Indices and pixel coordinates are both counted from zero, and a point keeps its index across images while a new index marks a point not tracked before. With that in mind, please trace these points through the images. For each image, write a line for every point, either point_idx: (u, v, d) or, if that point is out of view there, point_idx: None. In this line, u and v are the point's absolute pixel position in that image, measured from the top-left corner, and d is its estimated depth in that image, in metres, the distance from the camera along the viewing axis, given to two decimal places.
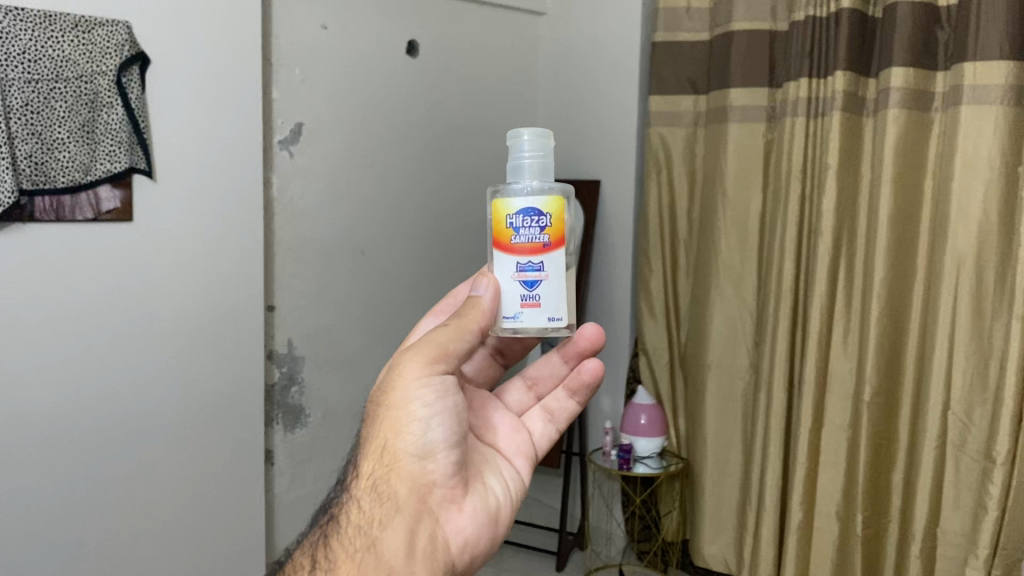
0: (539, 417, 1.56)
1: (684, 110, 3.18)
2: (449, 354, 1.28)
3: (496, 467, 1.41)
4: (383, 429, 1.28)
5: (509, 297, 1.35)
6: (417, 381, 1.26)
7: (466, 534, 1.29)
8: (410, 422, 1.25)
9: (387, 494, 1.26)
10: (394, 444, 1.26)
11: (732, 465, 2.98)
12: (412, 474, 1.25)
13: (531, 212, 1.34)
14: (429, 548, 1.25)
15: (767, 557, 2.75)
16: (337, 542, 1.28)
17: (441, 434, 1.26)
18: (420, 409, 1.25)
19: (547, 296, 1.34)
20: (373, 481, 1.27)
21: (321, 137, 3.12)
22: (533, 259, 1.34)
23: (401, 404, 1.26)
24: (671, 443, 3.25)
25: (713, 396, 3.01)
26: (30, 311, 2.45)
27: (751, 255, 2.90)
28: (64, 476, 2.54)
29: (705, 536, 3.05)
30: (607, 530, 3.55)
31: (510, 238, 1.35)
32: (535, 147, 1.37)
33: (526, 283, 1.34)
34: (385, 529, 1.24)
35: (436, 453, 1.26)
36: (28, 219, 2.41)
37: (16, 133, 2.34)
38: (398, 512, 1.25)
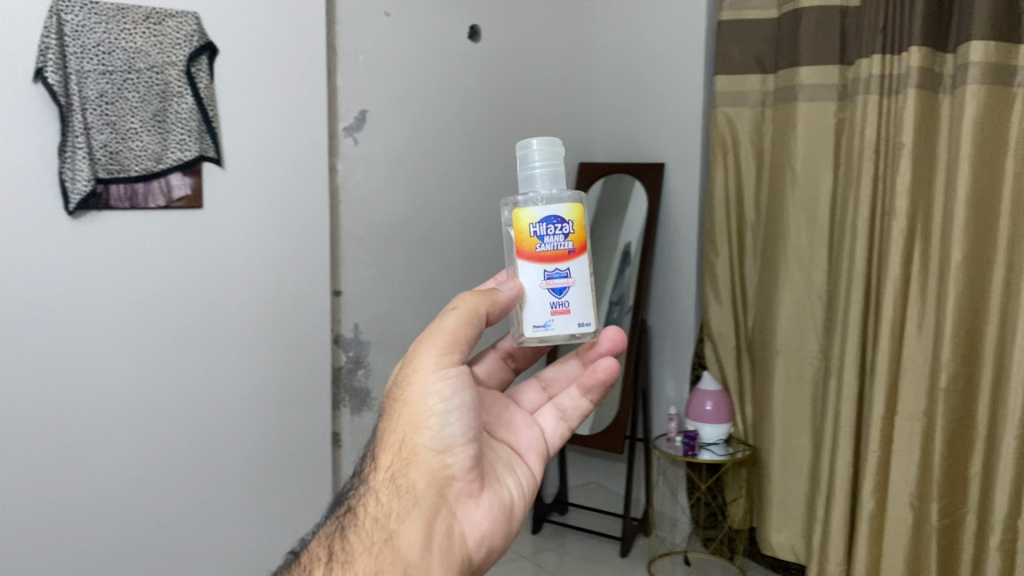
0: (553, 416, 1.58)
1: (751, 89, 3.10)
2: (463, 348, 1.32)
3: (510, 465, 1.43)
4: (401, 424, 1.30)
5: (538, 305, 1.39)
6: (433, 376, 1.29)
7: (483, 529, 1.30)
8: (429, 416, 1.27)
9: (406, 487, 1.27)
10: (414, 438, 1.28)
11: (801, 452, 2.92)
12: (431, 467, 1.27)
13: (553, 220, 1.38)
14: (447, 541, 1.25)
15: (837, 547, 2.68)
16: (354, 534, 1.27)
17: (459, 428, 1.28)
18: (438, 404, 1.28)
19: (577, 302, 1.40)
20: (390, 475, 1.29)
21: (384, 123, 3.14)
22: (561, 267, 1.39)
23: (419, 400, 1.28)
24: (737, 430, 3.20)
25: (782, 383, 2.95)
26: (105, 296, 2.52)
27: (821, 238, 2.83)
28: (138, 455, 2.62)
29: (772, 525, 3.00)
30: (671, 516, 3.53)
31: (535, 247, 1.38)
32: (546, 157, 1.41)
33: (556, 291, 1.39)
34: (404, 522, 1.24)
35: (455, 448, 1.28)
36: (104, 207, 2.48)
37: (91, 123, 2.40)
38: (417, 505, 1.25)
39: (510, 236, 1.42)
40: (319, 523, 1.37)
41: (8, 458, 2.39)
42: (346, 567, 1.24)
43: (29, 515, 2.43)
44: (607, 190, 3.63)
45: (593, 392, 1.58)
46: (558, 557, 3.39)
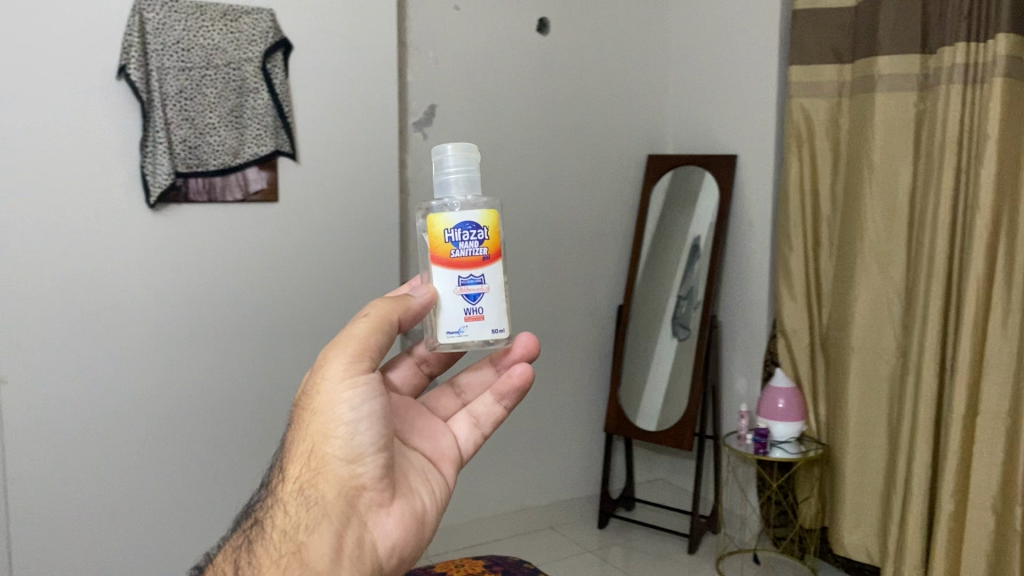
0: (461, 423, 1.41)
1: (827, 80, 3.02)
2: (373, 353, 1.21)
3: (426, 477, 1.28)
4: (309, 433, 1.19)
5: (451, 311, 1.27)
6: (343, 382, 1.18)
7: (395, 543, 1.16)
8: (337, 422, 1.16)
9: (314, 499, 1.14)
10: (322, 446, 1.16)
11: (877, 452, 2.84)
12: (340, 477, 1.15)
13: (469, 226, 1.26)
14: (355, 556, 1.12)
15: (914, 550, 2.61)
16: (261, 549, 1.15)
17: (368, 435, 1.17)
18: (349, 410, 1.17)
19: (492, 311, 1.28)
20: (297, 486, 1.17)
21: (454, 117, 3.16)
22: (475, 273, 1.27)
23: (327, 406, 1.17)
24: (810, 427, 3.13)
25: (856, 380, 2.88)
26: (184, 287, 2.61)
27: (900, 231, 2.74)
28: (214, 442, 2.71)
29: (845, 525, 2.93)
30: (741, 514, 3.47)
31: (449, 253, 1.26)
32: (461, 161, 1.27)
33: (470, 297, 1.27)
34: (313, 533, 1.12)
35: (365, 456, 1.16)
36: (184, 200, 2.56)
37: (171, 119, 2.47)
38: (325, 517, 1.13)
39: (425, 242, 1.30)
40: (220, 543, 1.24)
41: (88, 441, 2.51)
42: None
43: (106, 497, 2.55)
44: (677, 184, 3.59)
45: (506, 396, 1.41)
46: (625, 553, 3.37)
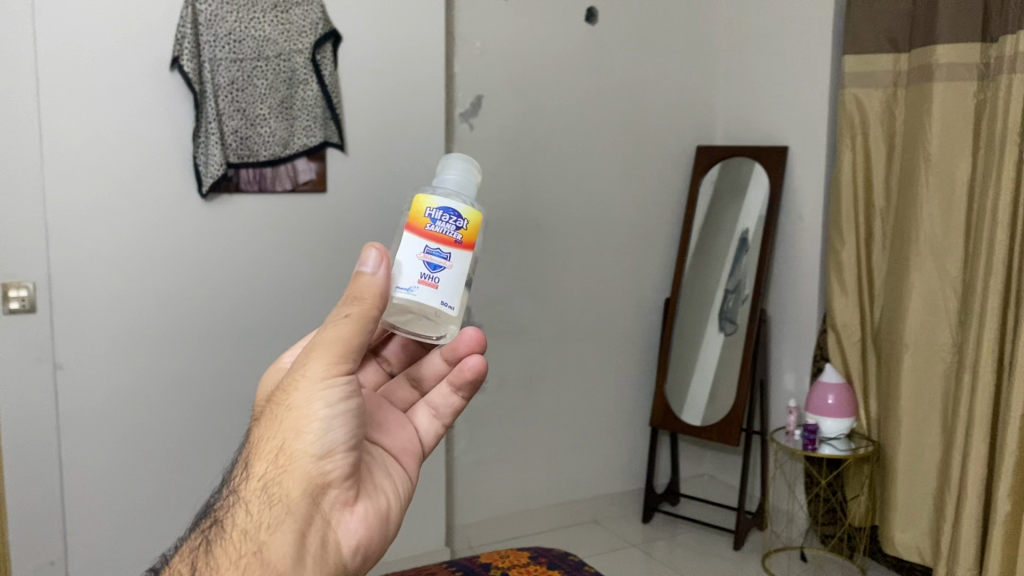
0: (419, 414, 1.28)
1: (882, 70, 2.95)
2: (358, 352, 1.03)
3: (390, 470, 1.14)
4: (274, 425, 1.01)
5: (406, 273, 1.11)
6: (320, 376, 1.01)
7: (362, 546, 1.02)
8: (308, 418, 0.99)
9: (277, 498, 0.97)
10: (289, 442, 0.99)
11: (929, 450, 2.79)
12: (306, 476, 0.97)
13: (452, 210, 1.13)
14: (318, 558, 0.98)
15: (967, 550, 2.55)
16: (214, 549, 0.97)
17: (341, 429, 1.00)
18: (323, 405, 1.00)
19: (448, 286, 1.12)
20: (257, 486, 0.98)
21: (500, 108, 3.15)
22: (443, 248, 1.12)
23: (300, 401, 1.00)
24: (860, 424, 3.07)
25: (910, 377, 2.82)
26: (233, 276, 2.64)
27: (958, 225, 2.68)
28: None
29: (896, 524, 2.88)
30: (788, 511, 3.42)
31: (425, 226, 1.12)
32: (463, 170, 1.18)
33: (430, 265, 1.11)
34: (274, 532, 0.96)
35: (336, 454, 1.00)
36: (235, 190, 2.59)
37: (223, 110, 2.50)
38: (287, 516, 0.96)
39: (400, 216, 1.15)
40: (170, 551, 1.04)
41: (138, 425, 2.56)
42: None
43: (156, 482, 2.61)
44: (727, 176, 3.54)
45: (462, 387, 1.28)
46: (668, 548, 3.35)
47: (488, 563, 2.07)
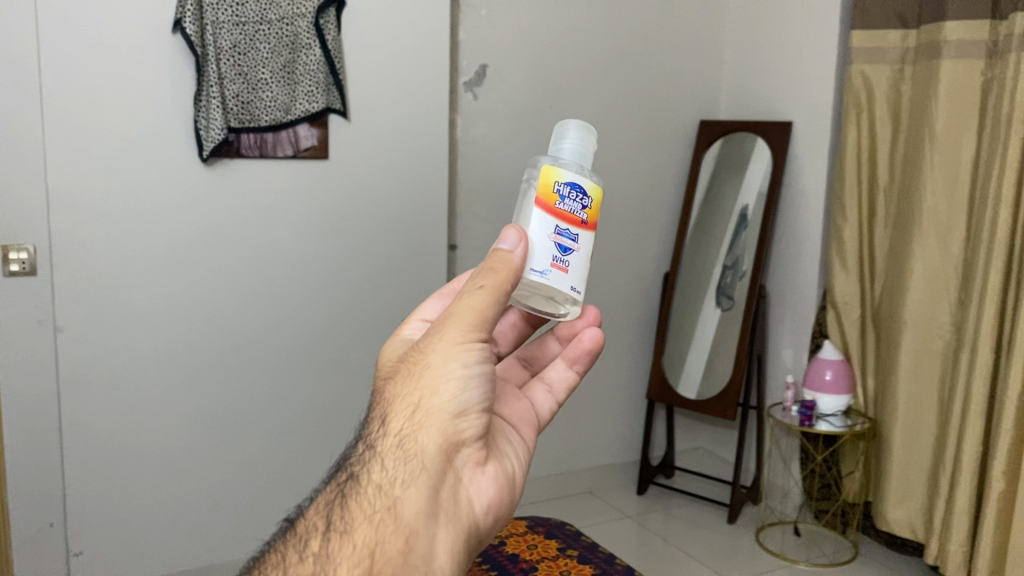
0: (538, 387, 1.22)
1: (890, 46, 2.93)
2: (494, 318, 0.99)
3: (512, 441, 1.08)
4: (407, 382, 0.95)
5: (540, 249, 1.06)
6: (458, 336, 0.95)
7: (491, 509, 0.97)
8: (447, 373, 0.93)
9: (412, 451, 0.91)
10: (427, 398, 0.93)
11: (925, 427, 2.80)
12: (443, 432, 0.92)
13: (578, 186, 1.09)
14: (449, 516, 0.91)
15: (959, 525, 2.58)
16: (347, 506, 0.90)
17: (477, 388, 0.95)
18: (461, 364, 0.94)
19: (576, 270, 1.10)
20: (391, 441, 0.92)
21: (505, 78, 3.13)
22: (572, 229, 1.09)
23: (437, 359, 0.94)
24: (858, 401, 3.08)
25: (908, 354, 2.82)
26: (233, 243, 2.63)
27: (961, 204, 2.67)
28: (262, 394, 2.76)
29: (890, 499, 2.90)
30: (784, 487, 3.45)
31: (554, 204, 1.07)
32: (582, 135, 1.12)
33: (562, 246, 1.08)
34: (410, 489, 0.89)
35: (471, 415, 0.94)
36: (235, 155, 2.57)
37: (224, 74, 2.47)
38: (423, 472, 0.90)
39: (521, 192, 1.09)
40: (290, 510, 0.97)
41: (138, 390, 2.57)
42: (340, 545, 0.87)
43: (154, 447, 2.61)
44: (730, 150, 3.52)
45: (577, 361, 1.25)
46: (663, 520, 3.38)
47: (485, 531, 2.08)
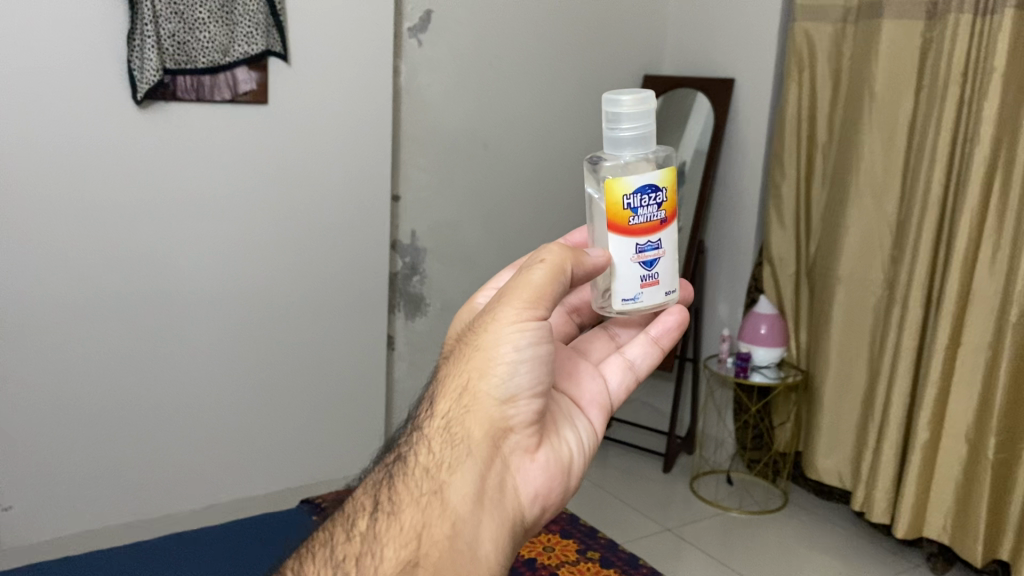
0: (613, 362, 1.28)
1: (833, 4, 2.95)
2: (550, 302, 1.07)
3: (575, 420, 1.16)
4: (463, 367, 1.07)
5: (627, 278, 1.17)
6: (510, 320, 1.05)
7: (540, 495, 1.06)
8: (496, 360, 1.04)
9: (460, 435, 1.04)
10: (477, 385, 1.04)
11: (855, 380, 2.90)
12: (488, 419, 1.03)
13: (648, 189, 1.14)
14: (497, 498, 1.02)
15: (886, 472, 2.69)
16: (402, 483, 1.06)
17: (527, 375, 1.04)
18: (511, 351, 1.04)
19: (665, 273, 1.20)
20: (442, 424, 1.06)
21: (450, 26, 3.07)
22: (653, 238, 1.17)
23: (491, 346, 1.05)
24: (790, 354, 3.18)
25: (841, 309, 2.91)
26: (166, 190, 2.54)
27: (896, 164, 2.73)
28: (199, 346, 2.70)
29: (820, 449, 3.01)
30: (716, 438, 3.54)
31: (627, 220, 1.15)
32: (637, 117, 1.14)
33: (647, 263, 1.17)
34: (455, 472, 1.02)
35: (520, 401, 1.04)
36: (171, 97, 2.47)
37: (159, 12, 2.36)
38: (468, 457, 1.02)
39: (599, 208, 1.18)
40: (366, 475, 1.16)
41: (67, 344, 2.48)
42: (391, 520, 1.04)
43: (86, 401, 2.54)
44: (671, 105, 3.54)
45: (662, 339, 1.28)
46: (600, 469, 3.45)
47: None
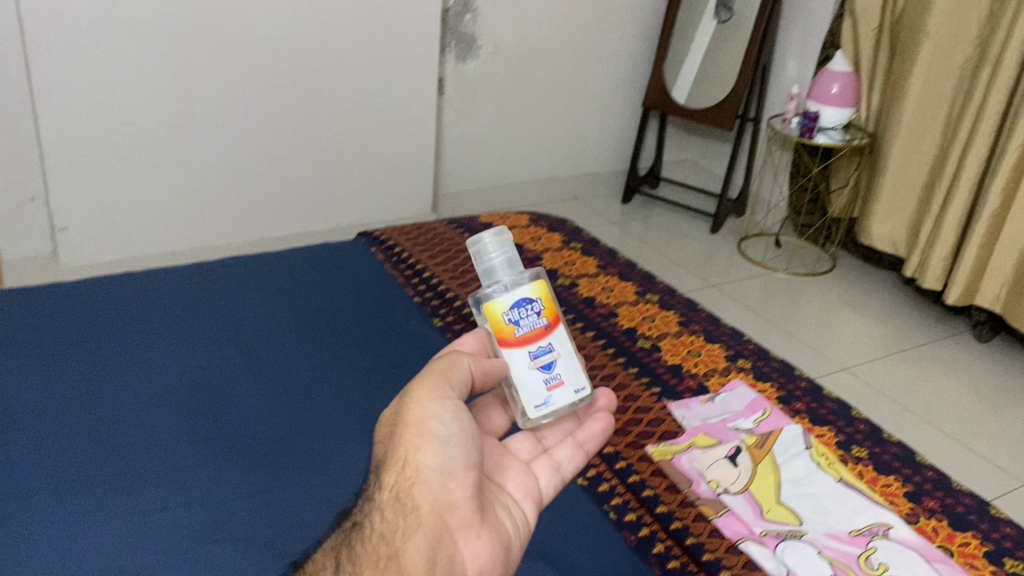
0: (541, 464, 1.04)
1: None
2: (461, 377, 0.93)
3: (512, 506, 0.97)
4: (389, 439, 0.91)
5: (528, 387, 0.95)
6: (428, 396, 0.91)
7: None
8: (427, 434, 0.89)
9: (408, 505, 0.88)
10: (409, 458, 0.89)
11: (926, 145, 2.77)
12: (430, 496, 0.87)
13: (524, 297, 0.94)
14: None
15: (946, 241, 2.63)
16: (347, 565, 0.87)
17: (460, 449, 0.90)
18: (438, 425, 0.89)
19: (574, 374, 0.97)
20: (386, 496, 0.89)
21: None
22: (546, 342, 0.95)
23: (412, 421, 0.89)
24: (859, 116, 3.03)
25: (924, 69, 2.71)
26: None
27: None
28: (234, 78, 2.67)
29: (876, 216, 2.94)
30: (768, 201, 3.51)
31: (512, 333, 0.94)
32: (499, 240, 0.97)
33: (547, 367, 0.95)
34: (410, 538, 0.86)
35: (458, 478, 0.89)
36: None
37: None
38: (419, 528, 0.86)
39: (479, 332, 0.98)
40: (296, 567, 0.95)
41: (105, 67, 2.46)
42: None
43: (129, 127, 2.57)
44: None
45: (590, 441, 1.05)
46: (645, 227, 3.42)
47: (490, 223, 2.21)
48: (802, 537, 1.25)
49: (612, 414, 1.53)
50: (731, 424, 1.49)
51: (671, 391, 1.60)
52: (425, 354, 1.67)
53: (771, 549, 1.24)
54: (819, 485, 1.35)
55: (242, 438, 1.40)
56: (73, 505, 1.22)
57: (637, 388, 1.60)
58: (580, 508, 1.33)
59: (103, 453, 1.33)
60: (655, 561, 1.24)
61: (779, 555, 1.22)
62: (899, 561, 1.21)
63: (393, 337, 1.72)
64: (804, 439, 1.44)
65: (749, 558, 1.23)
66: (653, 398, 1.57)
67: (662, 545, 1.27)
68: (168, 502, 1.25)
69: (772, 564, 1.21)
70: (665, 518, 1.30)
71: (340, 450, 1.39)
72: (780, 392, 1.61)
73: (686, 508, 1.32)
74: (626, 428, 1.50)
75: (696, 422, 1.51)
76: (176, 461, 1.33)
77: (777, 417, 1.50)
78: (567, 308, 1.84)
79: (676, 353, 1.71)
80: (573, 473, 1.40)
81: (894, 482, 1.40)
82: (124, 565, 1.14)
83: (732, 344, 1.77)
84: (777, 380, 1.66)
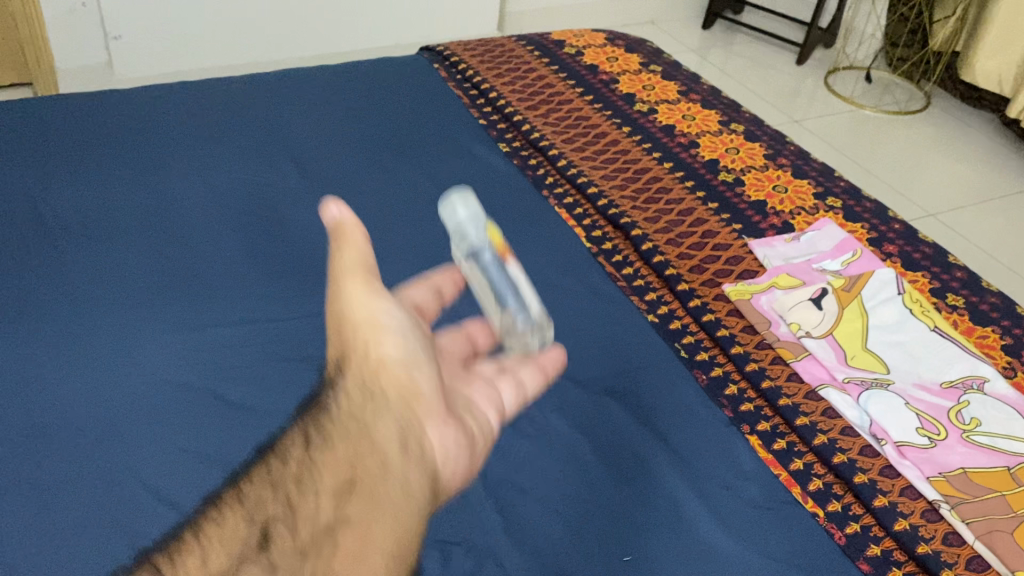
0: (501, 381, 0.98)
1: None
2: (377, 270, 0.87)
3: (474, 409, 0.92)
4: (342, 343, 0.86)
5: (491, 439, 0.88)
6: (366, 281, 0.85)
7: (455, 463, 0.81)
8: (382, 323, 0.85)
9: (374, 391, 0.83)
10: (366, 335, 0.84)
11: None
12: (394, 380, 0.83)
13: None
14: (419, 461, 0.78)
15: None
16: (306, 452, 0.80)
17: (416, 343, 0.87)
18: (388, 313, 0.86)
19: None
20: (353, 383, 0.84)
21: None
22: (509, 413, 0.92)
23: (368, 294, 0.85)
24: None
25: None
26: None
27: None
28: None
29: (984, 48, 2.67)
30: (861, 31, 3.24)
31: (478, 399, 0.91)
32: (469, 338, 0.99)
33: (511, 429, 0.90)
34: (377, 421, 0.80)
35: (422, 365, 0.86)
36: None
37: None
38: (386, 413, 0.81)
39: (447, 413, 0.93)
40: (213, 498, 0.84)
41: None
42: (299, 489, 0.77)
43: None
44: None
45: (550, 363, 1.01)
46: (725, 56, 3.19)
47: (562, 41, 2.04)
48: (888, 387, 1.18)
49: (687, 248, 1.43)
50: (817, 266, 1.39)
51: (753, 229, 1.49)
52: (491, 177, 1.57)
53: (853, 398, 1.17)
54: (911, 333, 1.25)
55: (301, 255, 1.35)
56: (139, 314, 1.20)
57: (716, 224, 1.49)
58: (651, 345, 1.26)
59: (166, 265, 1.29)
60: (727, 403, 1.18)
61: (862, 405, 1.15)
62: (993, 417, 1.13)
63: (456, 159, 1.62)
64: (897, 283, 1.32)
65: (828, 405, 1.17)
66: (734, 237, 1.47)
67: (736, 387, 1.21)
68: (228, 317, 1.22)
69: (853, 413, 1.15)
70: (740, 360, 1.23)
71: (401, 274, 1.33)
72: (872, 236, 1.50)
73: (763, 352, 1.25)
74: (702, 265, 1.40)
75: (778, 261, 1.40)
76: (234, 276, 1.29)
77: (868, 261, 1.38)
78: (644, 136, 1.71)
79: (761, 188, 1.59)
80: (642, 309, 1.33)
81: (991, 335, 1.30)
82: (186, 379, 1.12)
83: (822, 180, 1.64)
84: (869, 222, 1.53)
